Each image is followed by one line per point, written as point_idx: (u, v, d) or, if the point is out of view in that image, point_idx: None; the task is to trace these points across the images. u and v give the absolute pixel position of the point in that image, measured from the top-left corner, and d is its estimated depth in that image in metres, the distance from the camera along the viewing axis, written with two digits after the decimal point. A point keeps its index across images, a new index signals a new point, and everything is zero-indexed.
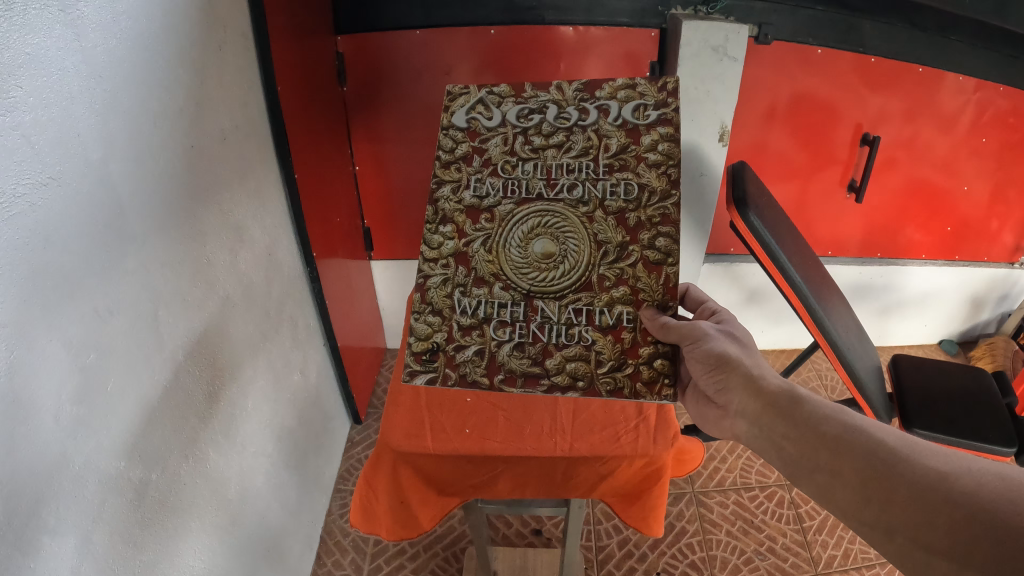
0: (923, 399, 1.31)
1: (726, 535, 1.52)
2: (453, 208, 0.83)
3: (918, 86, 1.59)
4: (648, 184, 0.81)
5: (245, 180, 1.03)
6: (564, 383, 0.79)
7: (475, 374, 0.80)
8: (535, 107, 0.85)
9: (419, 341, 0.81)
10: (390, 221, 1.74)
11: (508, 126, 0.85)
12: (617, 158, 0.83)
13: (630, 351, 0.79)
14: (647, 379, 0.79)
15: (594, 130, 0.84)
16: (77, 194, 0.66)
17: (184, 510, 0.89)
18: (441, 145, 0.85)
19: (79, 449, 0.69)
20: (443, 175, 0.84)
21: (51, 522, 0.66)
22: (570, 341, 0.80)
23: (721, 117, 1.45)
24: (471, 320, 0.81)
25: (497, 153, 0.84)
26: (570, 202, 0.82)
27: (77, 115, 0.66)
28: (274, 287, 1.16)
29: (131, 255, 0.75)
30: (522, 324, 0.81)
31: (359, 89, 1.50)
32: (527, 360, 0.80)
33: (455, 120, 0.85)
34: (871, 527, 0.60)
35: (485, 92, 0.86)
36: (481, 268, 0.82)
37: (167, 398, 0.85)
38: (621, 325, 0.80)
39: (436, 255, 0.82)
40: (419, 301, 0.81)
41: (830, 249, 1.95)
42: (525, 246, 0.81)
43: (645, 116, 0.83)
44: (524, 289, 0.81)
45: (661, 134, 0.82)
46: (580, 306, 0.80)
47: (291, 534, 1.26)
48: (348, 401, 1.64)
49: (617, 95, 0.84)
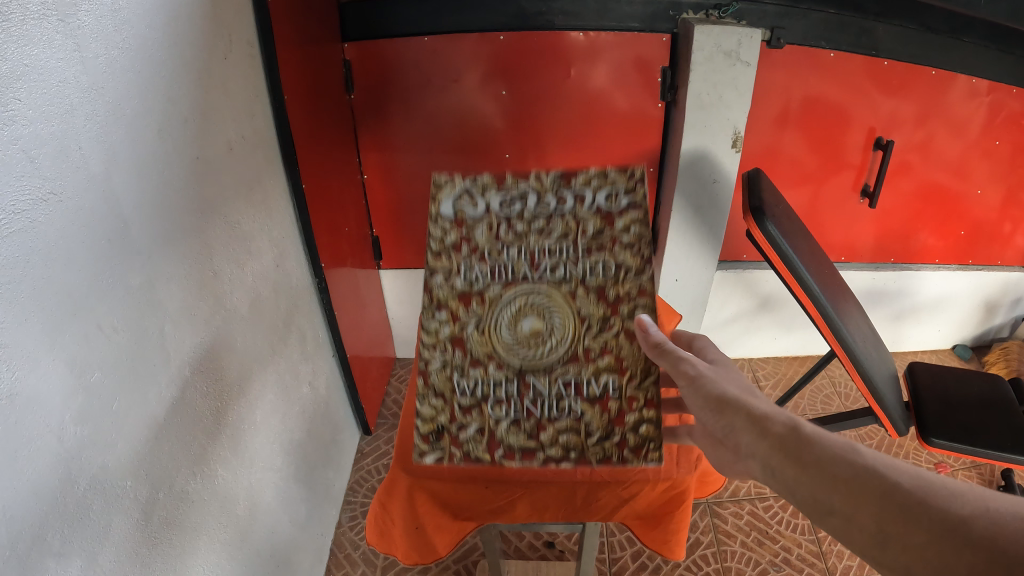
0: (941, 408, 1.28)
1: (741, 547, 1.50)
2: (447, 293, 0.83)
3: (931, 90, 1.57)
4: (625, 263, 0.82)
5: (252, 191, 1.02)
6: (560, 456, 0.80)
7: (477, 452, 0.81)
8: (516, 194, 0.85)
9: (424, 423, 0.81)
10: (398, 230, 1.72)
11: (494, 214, 0.85)
12: (594, 240, 0.83)
13: (617, 419, 0.80)
14: (635, 445, 0.79)
15: (571, 215, 0.84)
16: (80, 207, 0.65)
17: (191, 527, 0.87)
18: (431, 233, 0.84)
19: (84, 468, 0.68)
20: (434, 263, 0.84)
21: (56, 545, 0.64)
22: (560, 413, 0.80)
23: (733, 122, 1.43)
24: (471, 400, 0.81)
25: (484, 238, 0.84)
26: (553, 282, 0.83)
27: (78, 128, 0.64)
28: (282, 299, 1.14)
29: (135, 270, 0.74)
30: (516, 400, 0.81)
31: (366, 96, 1.48)
32: (524, 434, 0.80)
33: (443, 209, 0.85)
34: (856, 547, 0.52)
35: (472, 180, 0.85)
36: (476, 349, 0.82)
37: (174, 415, 0.83)
38: (608, 394, 0.80)
39: (435, 339, 0.83)
40: (423, 386, 0.82)
41: (843, 255, 1.91)
42: (514, 326, 0.82)
43: (617, 202, 0.83)
44: (515, 365, 0.81)
45: (632, 219, 0.83)
46: (568, 378, 0.81)
47: (300, 547, 1.24)
48: (358, 412, 1.62)
49: (590, 183, 0.84)
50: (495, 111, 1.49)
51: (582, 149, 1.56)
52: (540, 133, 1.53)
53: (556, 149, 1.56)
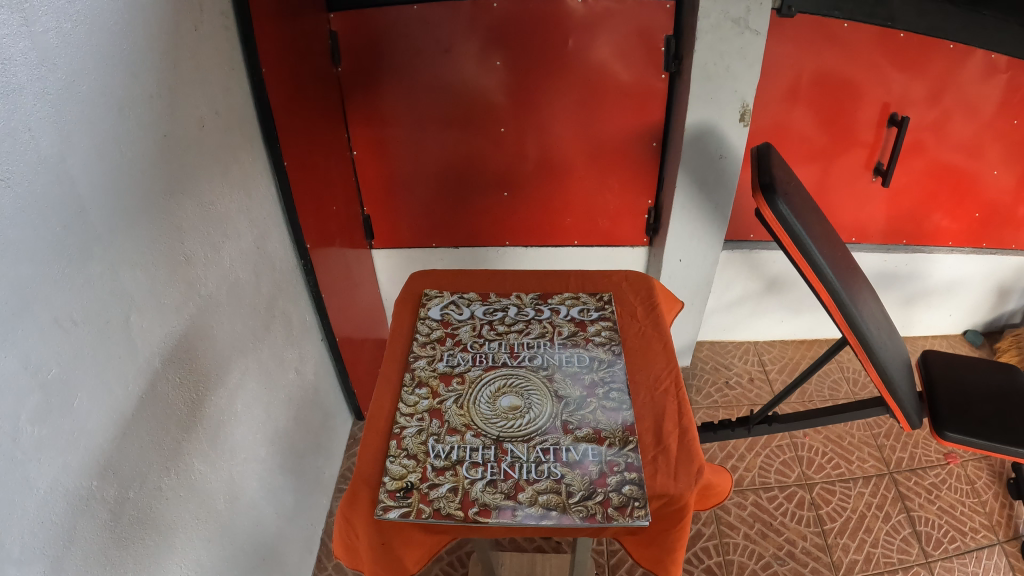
0: (956, 401, 1.23)
1: (744, 539, 1.47)
2: (428, 374, 0.90)
3: (948, 65, 1.50)
4: (597, 354, 0.94)
5: (229, 169, 0.96)
6: (538, 512, 0.73)
7: (449, 507, 0.73)
8: (498, 307, 1.03)
9: (393, 481, 0.76)
10: (391, 210, 1.66)
11: (476, 318, 1.01)
12: (569, 337, 0.98)
13: (598, 481, 0.76)
14: (618, 504, 0.74)
15: (548, 322, 1.01)
16: (32, 192, 0.60)
17: (166, 525, 0.83)
18: (419, 329, 0.98)
19: (44, 471, 0.63)
20: (420, 351, 0.95)
21: (17, 552, 0.59)
22: (539, 476, 0.77)
23: (742, 95, 1.37)
24: (445, 462, 0.78)
25: (468, 334, 0.98)
26: (532, 368, 0.92)
27: (28, 108, 0.59)
28: (264, 282, 1.09)
29: (96, 258, 0.69)
30: (493, 464, 0.78)
31: (355, 69, 1.42)
32: (500, 494, 0.75)
33: (431, 312, 1.02)
34: None
35: (457, 296, 1.06)
36: (454, 420, 0.84)
37: (144, 409, 0.78)
38: (587, 459, 0.79)
39: (412, 410, 0.85)
40: (396, 447, 0.80)
41: (854, 236, 1.86)
42: (493, 403, 0.86)
43: (588, 314, 1.03)
44: (493, 435, 0.82)
45: (603, 325, 1.00)
46: (546, 446, 0.80)
47: (288, 539, 1.20)
48: (349, 397, 1.58)
49: (565, 303, 1.05)
50: (492, 84, 1.43)
51: (581, 126, 1.50)
52: (538, 109, 1.47)
53: (553, 125, 1.50)
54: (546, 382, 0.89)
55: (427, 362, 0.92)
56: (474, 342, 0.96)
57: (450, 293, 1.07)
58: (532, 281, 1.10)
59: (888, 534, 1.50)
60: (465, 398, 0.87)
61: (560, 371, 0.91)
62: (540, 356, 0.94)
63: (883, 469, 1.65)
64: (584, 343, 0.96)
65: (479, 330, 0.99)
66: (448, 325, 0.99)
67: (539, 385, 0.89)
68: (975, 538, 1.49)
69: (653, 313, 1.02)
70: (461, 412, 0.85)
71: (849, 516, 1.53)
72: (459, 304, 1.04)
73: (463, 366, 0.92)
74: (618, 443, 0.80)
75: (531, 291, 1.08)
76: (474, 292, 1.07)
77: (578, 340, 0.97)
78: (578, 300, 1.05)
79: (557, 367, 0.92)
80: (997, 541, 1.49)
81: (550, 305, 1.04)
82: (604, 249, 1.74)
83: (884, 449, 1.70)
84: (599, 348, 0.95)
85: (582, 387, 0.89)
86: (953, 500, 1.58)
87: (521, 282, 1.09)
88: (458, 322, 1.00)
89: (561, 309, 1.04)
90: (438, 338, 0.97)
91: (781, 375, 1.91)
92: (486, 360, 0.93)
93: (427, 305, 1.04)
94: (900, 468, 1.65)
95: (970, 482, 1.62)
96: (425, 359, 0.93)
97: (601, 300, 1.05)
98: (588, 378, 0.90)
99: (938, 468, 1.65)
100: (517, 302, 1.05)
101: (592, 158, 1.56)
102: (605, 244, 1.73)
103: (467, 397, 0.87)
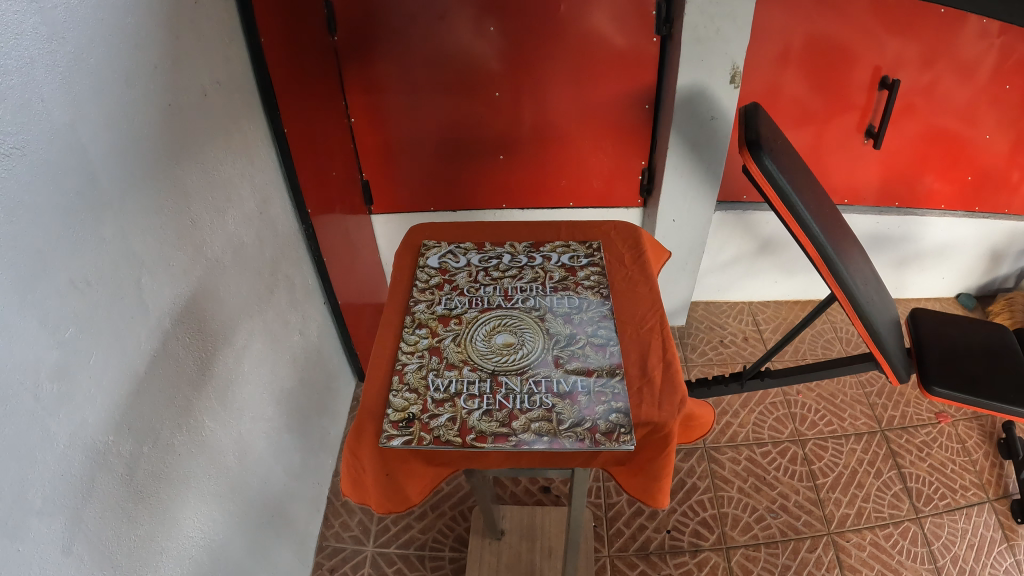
0: (945, 355, 1.26)
1: (737, 492, 1.51)
2: (428, 317, 0.94)
3: (939, 29, 1.51)
4: (586, 296, 0.97)
5: (231, 136, 0.99)
6: (531, 437, 0.76)
7: (448, 434, 0.77)
8: (493, 255, 1.06)
9: (396, 412, 0.80)
10: (390, 174, 1.69)
11: (472, 266, 1.04)
12: (560, 282, 1.01)
13: (588, 411, 0.80)
14: (605, 430, 0.77)
15: (540, 267, 1.04)
16: (47, 160, 0.63)
17: (180, 481, 0.86)
18: (418, 276, 1.01)
19: (63, 427, 0.66)
20: (420, 296, 0.98)
21: (39, 503, 0.63)
22: (532, 406, 0.80)
23: (732, 57, 1.39)
24: (444, 394, 0.82)
25: (464, 279, 1.01)
26: (524, 309, 0.95)
27: (39, 80, 0.61)
28: (267, 245, 1.12)
29: (108, 222, 0.72)
30: (489, 395, 0.81)
31: (351, 37, 1.43)
32: (496, 422, 0.78)
33: (429, 261, 1.05)
34: None
35: (454, 247, 1.08)
36: (451, 356, 0.87)
37: (156, 368, 0.82)
38: (577, 390, 0.82)
39: (413, 348, 0.89)
40: (397, 381, 0.83)
41: (847, 197, 1.88)
42: (489, 339, 0.89)
43: (579, 260, 1.06)
44: (489, 369, 0.85)
45: (592, 270, 1.03)
46: (539, 378, 0.84)
47: (296, 497, 1.24)
48: (352, 360, 1.62)
49: (556, 250, 1.08)
50: (487, 50, 1.45)
51: (576, 88, 1.52)
52: (535, 74, 1.49)
53: (549, 88, 1.52)
54: (538, 321, 0.93)
55: (426, 306, 0.96)
56: (470, 287, 0.99)
57: (447, 243, 1.09)
58: (525, 232, 1.12)
59: (879, 490, 1.54)
60: (462, 337, 0.90)
61: (551, 312, 0.95)
62: (532, 298, 0.97)
63: (874, 426, 1.69)
64: (575, 287, 0.99)
65: (474, 276, 1.02)
66: (445, 272, 1.02)
67: (531, 324, 0.92)
68: (965, 495, 1.53)
69: (641, 260, 1.06)
70: (458, 349, 0.88)
71: (840, 471, 1.57)
72: (455, 253, 1.07)
73: (461, 308, 0.95)
74: (606, 374, 0.84)
75: (524, 241, 1.11)
76: (468, 242, 1.10)
77: (568, 284, 1.00)
78: (568, 248, 1.08)
79: (549, 308, 0.95)
80: (986, 499, 1.53)
81: (541, 253, 1.07)
82: (599, 210, 1.77)
83: (876, 407, 1.73)
84: (589, 291, 0.98)
85: (572, 326, 0.92)
86: (943, 458, 1.61)
87: (514, 233, 1.12)
88: (455, 269, 1.03)
89: (553, 256, 1.06)
90: (437, 284, 1.00)
91: (775, 334, 1.94)
92: (482, 303, 0.96)
93: (425, 255, 1.06)
94: (892, 426, 1.69)
95: (961, 440, 1.66)
96: (424, 303, 0.96)
97: (590, 247, 1.08)
98: (578, 317, 0.93)
99: (929, 426, 1.69)
100: (511, 251, 1.08)
101: (586, 120, 1.58)
102: (600, 206, 1.76)
103: (464, 336, 0.90)
